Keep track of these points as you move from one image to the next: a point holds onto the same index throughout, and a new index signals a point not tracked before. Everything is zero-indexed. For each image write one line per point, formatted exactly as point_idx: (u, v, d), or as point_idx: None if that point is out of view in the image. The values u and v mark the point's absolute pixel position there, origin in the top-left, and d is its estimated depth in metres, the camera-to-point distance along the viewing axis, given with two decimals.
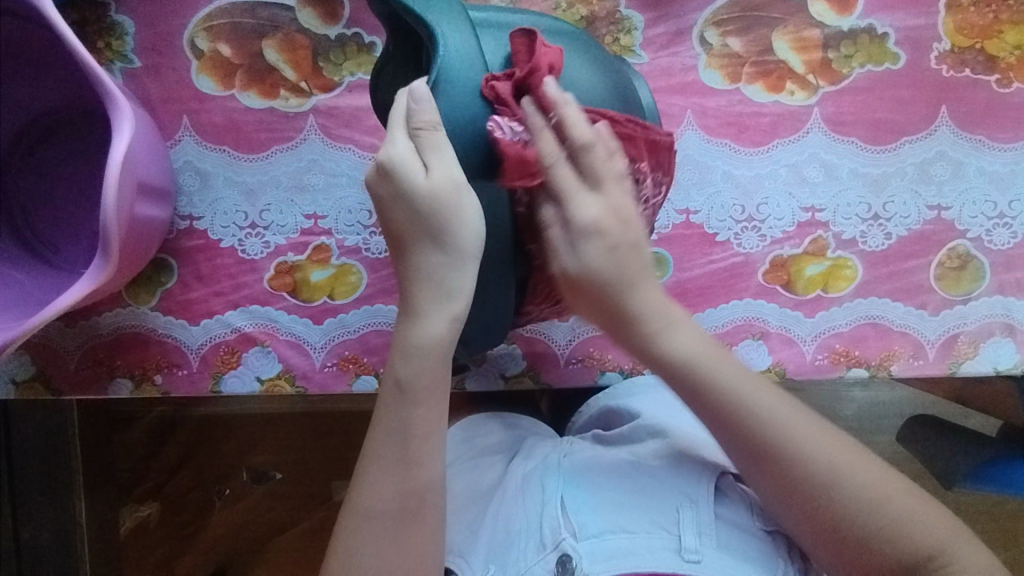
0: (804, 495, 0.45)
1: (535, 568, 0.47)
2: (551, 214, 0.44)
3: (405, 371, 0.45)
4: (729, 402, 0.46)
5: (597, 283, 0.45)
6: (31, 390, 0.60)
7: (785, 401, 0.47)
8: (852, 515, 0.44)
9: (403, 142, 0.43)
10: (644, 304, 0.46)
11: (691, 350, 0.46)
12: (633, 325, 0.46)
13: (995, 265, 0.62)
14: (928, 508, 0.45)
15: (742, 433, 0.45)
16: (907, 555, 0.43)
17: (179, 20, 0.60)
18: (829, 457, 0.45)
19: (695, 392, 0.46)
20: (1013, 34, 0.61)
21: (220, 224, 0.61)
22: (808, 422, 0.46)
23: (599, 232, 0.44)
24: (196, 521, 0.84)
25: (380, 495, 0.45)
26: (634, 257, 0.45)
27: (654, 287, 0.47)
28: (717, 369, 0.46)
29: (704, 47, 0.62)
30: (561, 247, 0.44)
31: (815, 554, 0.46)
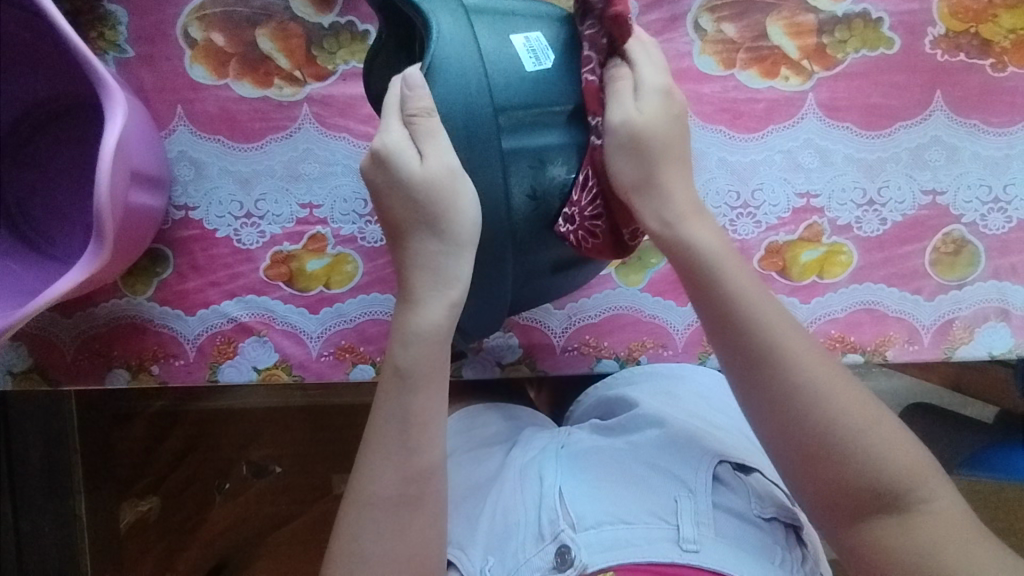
0: (791, 407, 0.45)
1: (534, 560, 0.47)
2: (625, 73, 0.47)
3: (405, 358, 0.45)
4: (735, 304, 0.46)
5: (651, 134, 0.46)
6: (29, 381, 0.60)
7: (792, 316, 0.47)
8: (835, 432, 0.44)
9: (398, 129, 0.43)
10: (677, 188, 0.47)
11: (710, 246, 0.47)
12: (664, 200, 0.47)
13: (990, 250, 0.62)
14: (910, 447, 0.45)
15: (743, 335, 0.46)
16: (881, 483, 0.43)
17: (171, 9, 0.60)
18: (823, 377, 0.45)
19: (703, 286, 0.47)
20: (1008, 17, 0.61)
21: (215, 214, 0.61)
22: (808, 340, 0.47)
23: (661, 94, 0.46)
24: (196, 516, 0.83)
25: (381, 485, 0.45)
26: (678, 141, 0.48)
27: (688, 179, 0.49)
28: (730, 271, 0.47)
29: (698, 34, 0.61)
30: (626, 97, 0.46)
31: (788, 473, 0.46)
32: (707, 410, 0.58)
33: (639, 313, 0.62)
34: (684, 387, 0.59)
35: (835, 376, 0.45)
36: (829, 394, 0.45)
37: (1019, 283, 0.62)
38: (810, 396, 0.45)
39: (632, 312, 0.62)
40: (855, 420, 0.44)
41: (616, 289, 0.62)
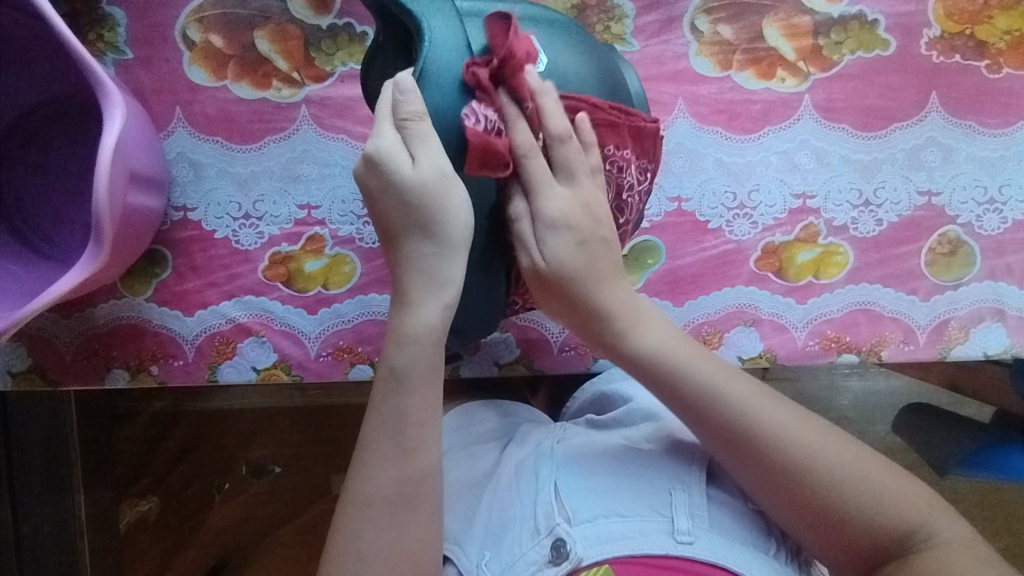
0: (780, 480, 0.46)
1: (530, 553, 0.47)
2: (523, 206, 0.46)
3: (400, 360, 0.45)
4: (702, 394, 0.47)
5: (563, 273, 0.47)
6: (28, 381, 0.61)
7: (758, 391, 0.48)
8: (828, 494, 0.45)
9: (390, 134, 0.43)
10: (613, 296, 0.49)
11: (663, 344, 0.49)
12: (602, 319, 0.49)
13: (986, 251, 0.62)
14: (903, 485, 0.45)
15: (717, 424, 0.47)
16: (887, 528, 0.44)
17: (170, 11, 0.60)
18: (802, 445, 0.46)
19: (670, 383, 0.48)
20: (1003, 19, 0.62)
21: (213, 216, 0.61)
22: (780, 411, 0.47)
23: (567, 224, 0.46)
24: (197, 512, 0.84)
25: (377, 485, 0.45)
26: (603, 253, 0.48)
27: (623, 282, 0.50)
28: (691, 360, 0.48)
29: (695, 35, 0.62)
30: (532, 242, 0.46)
31: (800, 537, 0.46)
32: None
33: None
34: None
35: (813, 441, 0.46)
36: (812, 463, 0.45)
37: (1015, 284, 0.63)
38: (794, 472, 0.45)
39: None
40: (844, 481, 0.45)
41: None
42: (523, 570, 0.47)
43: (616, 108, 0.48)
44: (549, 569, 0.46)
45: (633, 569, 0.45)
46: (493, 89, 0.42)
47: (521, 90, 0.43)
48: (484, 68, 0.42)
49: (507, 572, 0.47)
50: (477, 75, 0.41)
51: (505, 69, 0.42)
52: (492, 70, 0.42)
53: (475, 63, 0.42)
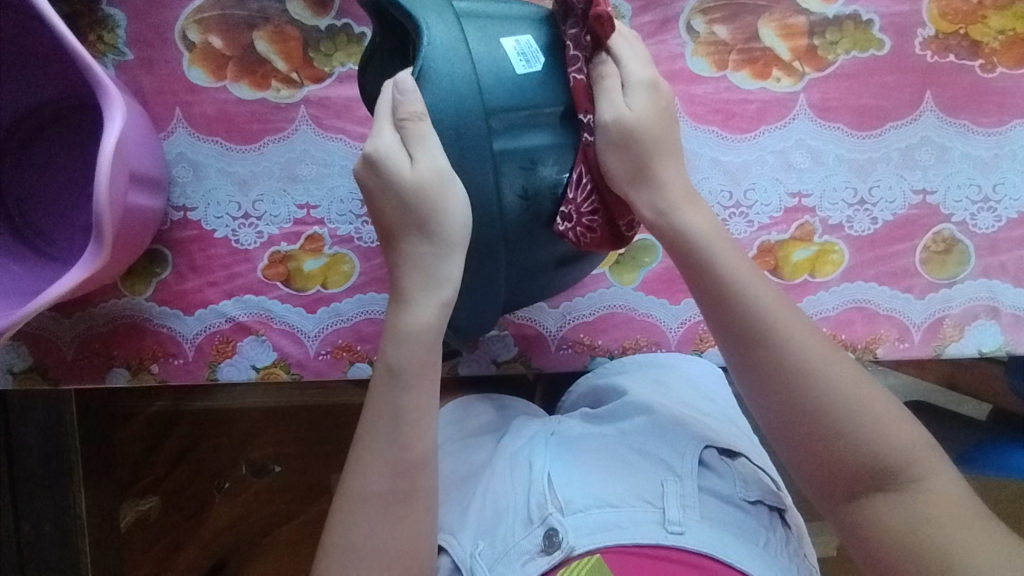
0: (784, 381, 0.46)
1: (523, 543, 0.48)
2: (611, 69, 0.47)
3: (396, 357, 0.46)
4: (726, 286, 0.48)
5: (640, 129, 0.47)
6: (29, 380, 0.61)
7: (787, 299, 0.49)
8: (825, 407, 0.46)
9: (389, 134, 0.44)
10: (670, 176, 0.49)
11: (704, 232, 0.49)
12: (658, 193, 0.48)
13: (980, 249, 0.63)
14: (905, 425, 0.46)
15: (736, 315, 0.48)
16: (873, 457, 0.45)
17: (170, 13, 0.61)
18: (817, 354, 0.47)
19: (698, 268, 0.49)
20: (997, 19, 0.62)
21: (213, 215, 0.61)
22: (802, 320, 0.48)
23: (648, 91, 0.48)
24: (197, 514, 0.85)
25: (374, 484, 0.45)
26: (670, 132, 0.49)
27: (679, 171, 0.50)
28: (720, 255, 0.49)
29: (691, 35, 0.62)
30: (616, 93, 0.47)
31: (782, 445, 0.47)
32: (696, 399, 0.58)
33: (633, 312, 0.63)
34: (676, 377, 0.59)
35: (829, 355, 0.47)
36: (823, 372, 0.46)
37: (1009, 282, 0.63)
38: (803, 376, 0.46)
39: (626, 311, 0.63)
40: (847, 399, 0.46)
41: (611, 287, 0.62)
42: (515, 559, 0.48)
43: None
44: (541, 558, 0.47)
45: (625, 560, 0.46)
46: None
47: None
48: None
49: (500, 561, 0.48)
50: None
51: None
52: None
53: None
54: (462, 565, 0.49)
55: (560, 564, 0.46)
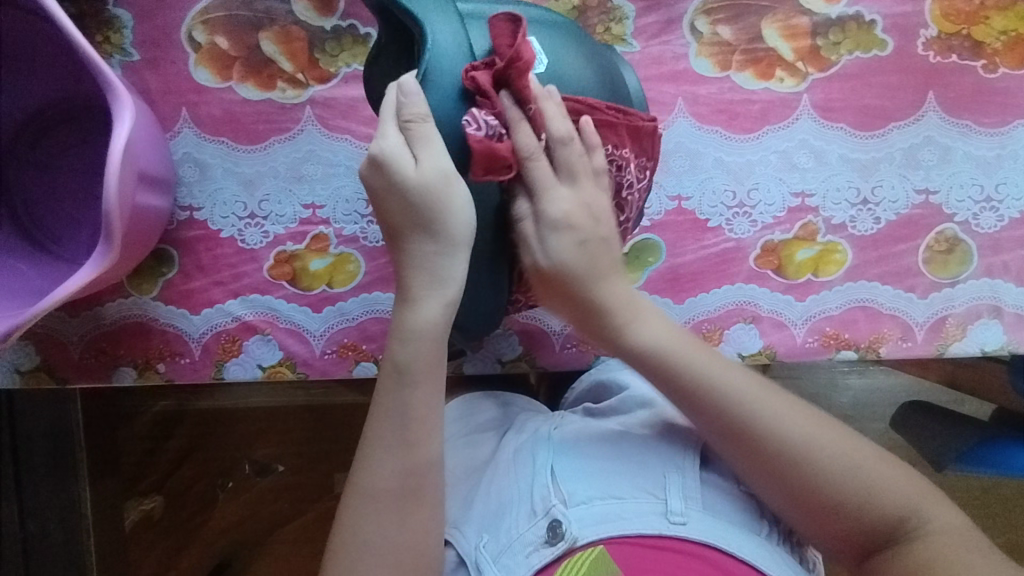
0: (777, 468, 0.46)
1: (527, 535, 0.48)
2: (524, 206, 0.47)
3: (403, 354, 0.46)
4: (700, 385, 0.47)
5: (565, 274, 0.48)
6: (36, 378, 0.61)
7: (759, 383, 0.48)
8: (823, 483, 0.45)
9: (393, 134, 0.44)
10: (613, 291, 0.49)
11: (661, 337, 0.49)
12: (602, 316, 0.49)
13: (983, 248, 0.63)
14: (899, 475, 0.46)
15: (713, 412, 0.47)
16: (881, 515, 0.44)
17: (176, 13, 0.61)
18: (802, 436, 0.46)
19: (668, 374, 0.48)
20: (999, 19, 0.62)
21: (219, 215, 0.62)
22: (780, 401, 0.48)
23: (570, 225, 0.47)
24: (199, 514, 0.84)
25: (385, 477, 0.46)
26: (603, 252, 0.49)
27: (621, 279, 0.50)
28: (686, 352, 0.49)
29: (694, 36, 0.62)
30: (534, 238, 0.47)
31: (795, 523, 0.47)
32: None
33: None
34: None
35: (811, 430, 0.46)
36: (810, 449, 0.46)
37: (1011, 281, 0.63)
38: (791, 461, 0.46)
39: None
40: (841, 467, 0.45)
41: None
42: (520, 550, 0.48)
43: (615, 109, 0.48)
44: (544, 549, 0.47)
45: (627, 549, 0.46)
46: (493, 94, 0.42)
47: (523, 93, 0.43)
48: (484, 73, 0.42)
49: (504, 553, 0.48)
50: (475, 78, 0.42)
51: (511, 71, 0.42)
52: (494, 74, 0.42)
53: (474, 69, 0.42)
54: (467, 557, 0.49)
55: (563, 554, 0.47)
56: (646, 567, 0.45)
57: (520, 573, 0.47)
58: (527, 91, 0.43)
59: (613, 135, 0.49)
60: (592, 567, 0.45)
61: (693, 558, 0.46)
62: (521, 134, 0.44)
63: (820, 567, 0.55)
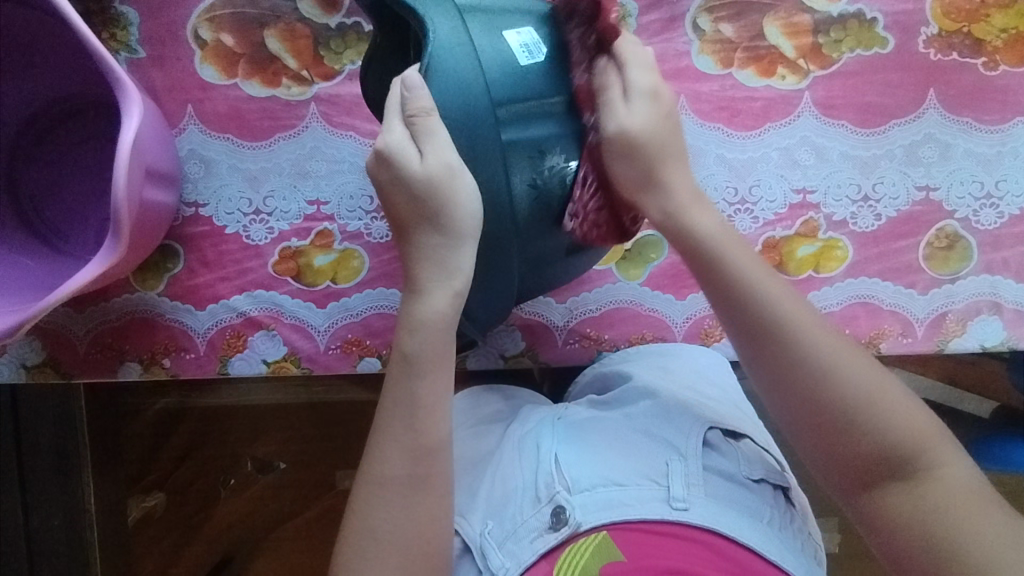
0: (798, 377, 0.46)
1: (531, 520, 0.49)
2: (614, 78, 0.48)
3: (410, 346, 0.47)
4: (736, 286, 0.48)
5: (645, 138, 0.48)
6: (42, 374, 0.62)
7: (800, 295, 0.49)
8: (841, 399, 0.46)
9: (399, 128, 0.45)
10: (677, 178, 0.50)
11: (713, 230, 0.49)
12: (666, 193, 0.49)
13: (983, 245, 0.64)
14: (915, 413, 0.46)
15: (745, 314, 0.48)
16: (888, 447, 0.45)
17: (182, 11, 0.61)
18: (831, 351, 0.47)
19: (708, 270, 0.49)
20: (1000, 17, 0.63)
21: (225, 211, 0.62)
22: (814, 314, 0.48)
23: (651, 98, 0.48)
24: (202, 511, 0.85)
25: (391, 464, 0.46)
26: (676, 133, 0.50)
27: (687, 174, 0.51)
28: (732, 254, 0.49)
29: (696, 33, 0.63)
30: (617, 104, 0.48)
31: (799, 435, 0.47)
32: (699, 382, 0.59)
33: (639, 307, 0.63)
34: (680, 363, 0.60)
35: (840, 347, 0.47)
36: (836, 365, 0.46)
37: (1011, 278, 0.64)
38: (813, 375, 0.46)
39: (633, 306, 0.63)
40: (861, 389, 0.46)
41: (618, 283, 0.63)
42: (524, 536, 0.48)
43: None
44: (548, 534, 0.48)
45: (629, 535, 0.46)
46: None
47: None
48: None
49: (509, 539, 0.49)
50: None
51: None
52: None
53: None
54: (471, 543, 0.50)
55: (566, 540, 0.47)
56: (648, 551, 0.45)
57: (525, 557, 0.47)
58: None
59: None
60: (594, 553, 0.45)
61: (695, 545, 0.46)
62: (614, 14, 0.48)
63: (823, 553, 0.55)
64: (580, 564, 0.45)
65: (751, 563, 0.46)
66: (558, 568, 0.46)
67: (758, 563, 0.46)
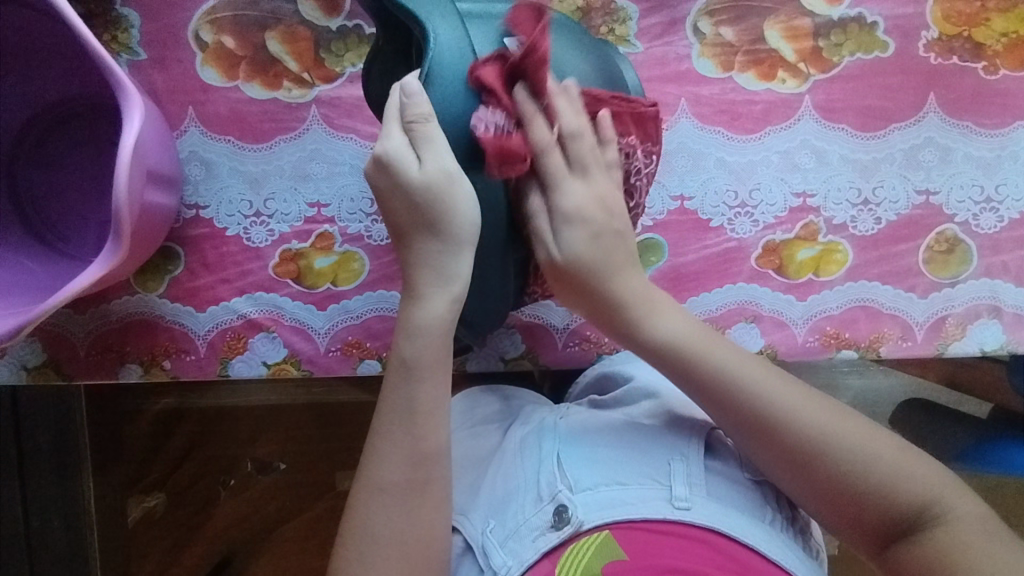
0: (798, 460, 0.46)
1: (533, 519, 0.49)
2: (538, 201, 0.49)
3: (410, 350, 0.47)
4: (718, 379, 0.48)
5: (577, 267, 0.50)
6: (43, 375, 0.62)
7: (778, 372, 0.49)
8: (844, 474, 0.46)
9: (398, 135, 0.45)
10: (628, 288, 0.51)
11: (681, 330, 0.50)
12: (618, 309, 0.51)
13: (982, 249, 0.64)
14: (913, 463, 0.46)
15: (733, 408, 0.48)
16: (900, 508, 0.45)
17: (183, 13, 0.61)
18: (822, 426, 0.46)
19: (685, 371, 0.49)
20: (1000, 21, 0.63)
21: (225, 213, 0.62)
22: (796, 391, 0.48)
23: (581, 219, 0.49)
24: (202, 511, 0.85)
25: (388, 468, 0.46)
26: (618, 246, 0.51)
27: (635, 275, 0.51)
28: (706, 349, 0.49)
29: (697, 37, 0.63)
30: (546, 234, 0.49)
31: (814, 511, 0.47)
32: None
33: None
34: None
35: (829, 422, 0.47)
36: (830, 442, 0.46)
37: (1011, 282, 0.64)
38: (812, 457, 0.46)
39: None
40: (860, 461, 0.46)
41: None
42: (526, 535, 0.48)
43: (619, 98, 0.50)
44: (550, 533, 0.48)
45: (631, 534, 0.46)
46: (500, 90, 0.44)
47: (539, 86, 0.45)
48: (492, 67, 0.44)
49: (511, 537, 0.49)
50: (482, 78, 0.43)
51: (528, 62, 0.44)
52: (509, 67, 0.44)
53: (481, 64, 0.44)
54: (473, 542, 0.50)
55: (569, 538, 0.47)
56: (650, 550, 0.45)
57: (526, 556, 0.47)
58: (543, 84, 0.45)
59: (623, 125, 0.51)
60: (596, 551, 0.45)
61: (697, 543, 0.46)
62: (534, 130, 0.46)
63: (823, 555, 0.55)
64: (582, 563, 0.45)
65: (754, 562, 0.46)
66: (561, 567, 0.46)
67: (761, 562, 0.46)
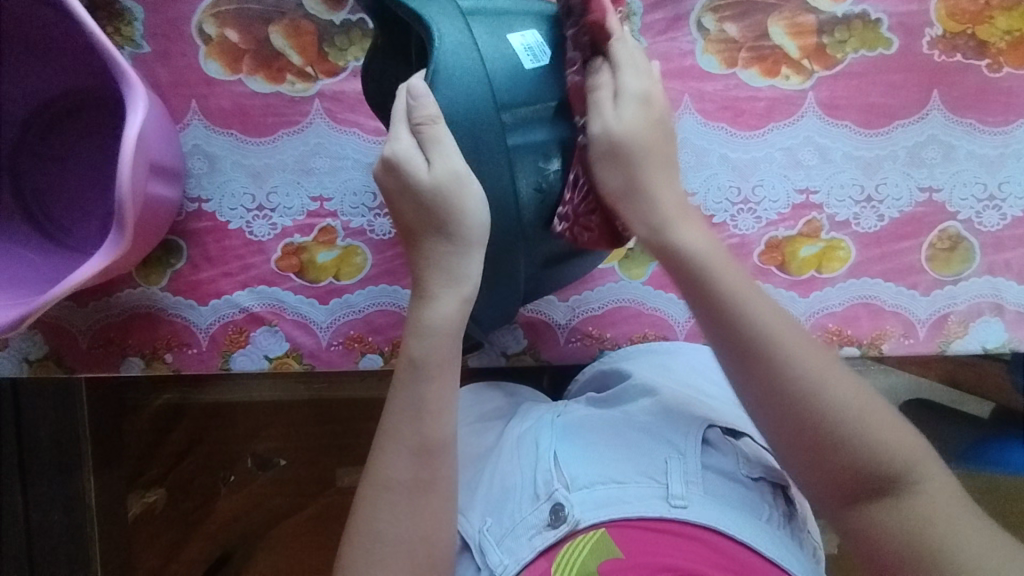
0: (791, 399, 0.46)
1: (530, 518, 0.49)
2: (604, 78, 0.48)
3: (418, 349, 0.47)
4: (725, 308, 0.48)
5: (631, 143, 0.47)
6: (44, 367, 0.62)
7: (785, 314, 0.49)
8: (832, 421, 0.45)
9: (406, 137, 0.45)
10: (665, 187, 0.49)
11: (703, 249, 0.49)
12: (655, 203, 0.49)
13: (985, 247, 0.64)
14: (902, 432, 0.46)
15: (736, 335, 0.47)
16: (876, 467, 0.45)
17: (186, 6, 0.61)
18: (819, 371, 0.46)
19: (697, 290, 0.48)
20: (1004, 19, 0.63)
21: (227, 207, 0.62)
22: (805, 338, 0.48)
23: (641, 103, 0.48)
24: (203, 506, 0.84)
25: (392, 466, 0.46)
26: (663, 144, 0.50)
27: (672, 182, 0.50)
28: (720, 271, 0.48)
29: (701, 33, 0.63)
30: (605, 107, 0.47)
31: (789, 458, 0.47)
32: (698, 380, 0.59)
33: (642, 306, 0.63)
34: (680, 361, 0.60)
35: (828, 370, 0.46)
36: (828, 393, 0.46)
37: (1013, 280, 0.64)
38: (804, 397, 0.46)
39: (634, 305, 0.63)
40: (851, 410, 0.45)
41: (619, 282, 0.63)
42: (523, 533, 0.48)
43: None
44: (547, 532, 0.48)
45: (627, 531, 0.46)
46: None
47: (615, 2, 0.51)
48: None
49: (507, 536, 0.49)
50: None
51: None
52: None
53: None
54: (470, 540, 0.50)
55: (566, 537, 0.47)
56: (647, 548, 0.45)
57: (523, 555, 0.47)
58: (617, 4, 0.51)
59: None
60: (594, 547, 0.46)
61: (694, 542, 0.46)
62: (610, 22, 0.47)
63: (821, 552, 0.56)
64: (578, 563, 0.45)
65: (751, 561, 0.46)
66: (557, 564, 0.46)
67: (759, 561, 0.46)
